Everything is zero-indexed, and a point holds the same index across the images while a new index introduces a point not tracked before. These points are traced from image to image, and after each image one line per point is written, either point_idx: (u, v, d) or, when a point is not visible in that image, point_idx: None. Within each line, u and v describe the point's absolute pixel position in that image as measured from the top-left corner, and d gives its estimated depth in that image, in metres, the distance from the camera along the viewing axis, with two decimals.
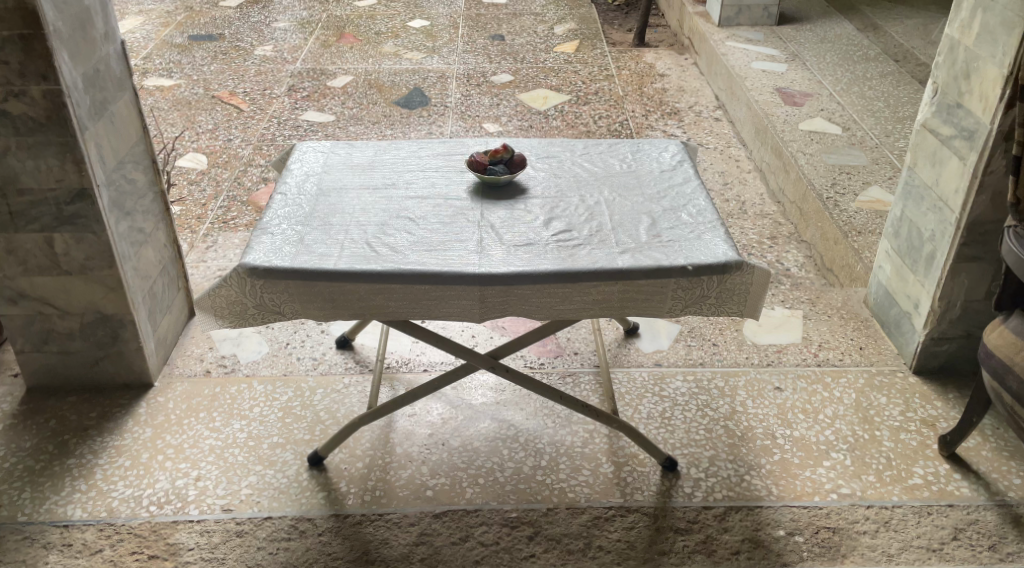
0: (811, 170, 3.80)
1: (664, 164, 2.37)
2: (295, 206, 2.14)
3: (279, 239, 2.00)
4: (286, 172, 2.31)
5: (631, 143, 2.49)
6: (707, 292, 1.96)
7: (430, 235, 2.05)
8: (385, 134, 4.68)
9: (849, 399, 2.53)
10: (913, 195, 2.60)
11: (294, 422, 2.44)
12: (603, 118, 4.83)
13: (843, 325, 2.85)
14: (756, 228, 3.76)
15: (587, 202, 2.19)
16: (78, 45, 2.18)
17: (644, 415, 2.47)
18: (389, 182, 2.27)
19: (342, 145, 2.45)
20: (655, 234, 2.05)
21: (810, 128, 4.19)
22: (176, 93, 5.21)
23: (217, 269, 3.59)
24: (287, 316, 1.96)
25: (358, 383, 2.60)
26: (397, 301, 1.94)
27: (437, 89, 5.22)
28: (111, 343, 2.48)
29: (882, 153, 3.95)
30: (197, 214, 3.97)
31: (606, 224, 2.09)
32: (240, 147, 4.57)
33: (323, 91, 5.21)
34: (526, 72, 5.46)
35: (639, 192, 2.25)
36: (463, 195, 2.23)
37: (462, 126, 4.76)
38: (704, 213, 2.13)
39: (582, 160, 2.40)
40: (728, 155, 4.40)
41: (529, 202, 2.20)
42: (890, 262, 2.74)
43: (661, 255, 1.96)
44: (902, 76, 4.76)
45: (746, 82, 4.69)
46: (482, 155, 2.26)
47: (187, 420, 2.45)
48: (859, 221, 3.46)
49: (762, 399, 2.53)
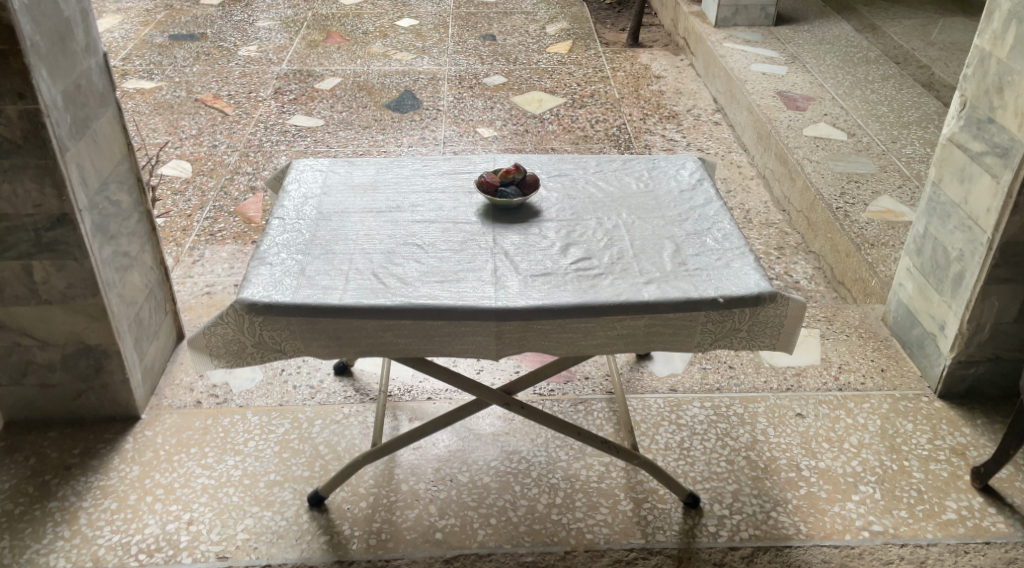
0: (818, 178, 3.69)
1: (683, 183, 2.24)
2: (294, 232, 2.01)
3: (278, 271, 1.86)
4: (283, 194, 2.17)
5: (646, 159, 2.36)
6: (739, 325, 1.84)
7: (439, 263, 1.92)
8: (376, 140, 4.52)
9: (874, 427, 2.42)
10: (938, 212, 2.50)
11: (292, 458, 2.30)
12: (600, 122, 4.70)
13: (862, 345, 2.74)
14: (762, 239, 3.65)
15: (605, 226, 2.06)
16: (58, 60, 2.03)
17: (662, 446, 2.36)
18: (394, 204, 2.14)
19: (342, 164, 2.31)
20: (680, 261, 1.93)
21: (815, 133, 4.07)
22: (157, 96, 5.03)
23: (204, 285, 3.43)
24: (288, 354, 1.82)
25: (358, 413, 2.46)
26: (406, 337, 1.80)
27: (429, 91, 5.07)
28: (95, 375, 2.33)
29: (890, 160, 3.83)
30: (182, 225, 3.81)
31: (628, 251, 1.97)
32: (226, 153, 4.41)
33: (311, 94, 5.05)
34: (520, 74, 5.31)
35: (660, 214, 2.11)
36: (473, 219, 2.09)
37: (456, 131, 4.61)
38: (731, 238, 2.00)
39: (596, 179, 2.27)
40: (729, 160, 4.28)
41: (543, 225, 2.07)
42: (912, 281, 2.63)
43: (689, 285, 1.84)
44: (904, 79, 4.66)
45: (746, 85, 4.57)
46: (492, 175, 2.12)
47: (177, 456, 2.30)
48: (871, 232, 3.33)
49: (784, 428, 2.42)
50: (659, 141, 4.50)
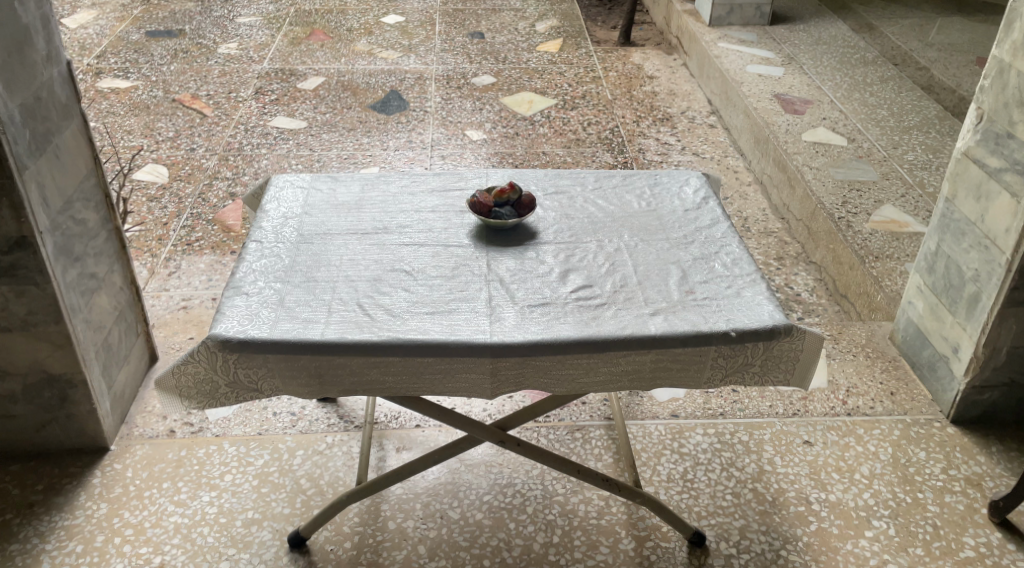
0: (819, 186, 3.57)
1: (688, 201, 2.11)
2: (273, 257, 1.87)
3: (255, 302, 1.72)
4: (261, 214, 2.04)
5: (647, 175, 2.23)
6: (751, 359, 1.71)
7: (429, 292, 1.78)
8: (361, 143, 4.37)
9: (885, 455, 2.31)
10: (951, 229, 2.39)
11: (271, 493, 2.17)
12: (592, 125, 4.57)
13: (870, 366, 2.62)
14: (761, 248, 3.53)
15: (606, 249, 1.93)
16: (15, 72, 1.88)
17: (664, 478, 2.24)
18: (380, 226, 2.00)
19: (325, 180, 2.18)
20: (687, 289, 1.80)
21: (814, 138, 3.95)
22: (133, 96, 4.86)
23: (180, 299, 3.28)
24: (265, 393, 1.67)
25: (343, 443, 2.33)
26: (394, 376, 1.67)
27: (416, 91, 4.92)
28: (60, 406, 2.18)
29: (891, 167, 3.72)
30: (157, 234, 3.66)
31: (631, 277, 1.84)
32: (205, 157, 4.25)
33: (293, 94, 4.89)
34: (509, 74, 5.16)
35: (664, 235, 1.99)
36: (464, 241, 1.96)
37: (444, 133, 4.47)
38: (741, 263, 1.88)
39: (595, 197, 2.14)
40: (725, 167, 4.17)
41: (540, 248, 1.94)
42: (922, 299, 2.52)
43: (699, 317, 1.71)
44: (903, 82, 4.54)
45: (742, 88, 4.44)
46: (485, 195, 1.99)
47: (149, 492, 2.16)
48: (875, 244, 3.21)
49: (792, 457, 2.30)
50: (653, 145, 4.37)
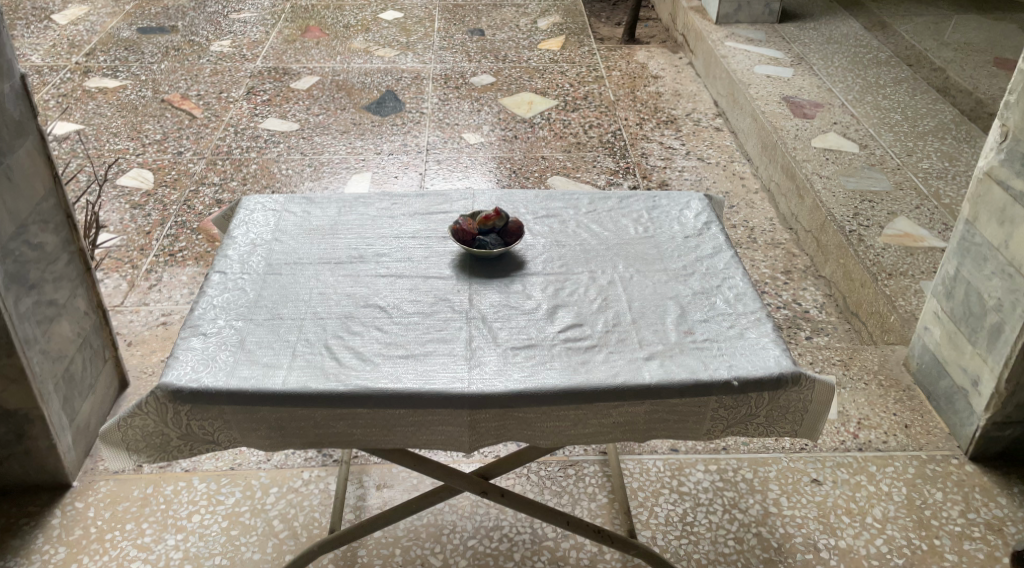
0: (829, 196, 3.40)
1: (688, 227, 1.96)
2: (237, 291, 1.73)
3: (212, 343, 1.58)
4: (228, 240, 1.89)
5: (646, 197, 2.08)
6: (755, 410, 1.56)
7: (404, 332, 1.64)
8: (354, 146, 4.21)
9: (900, 496, 2.16)
10: (972, 253, 2.23)
11: (240, 537, 2.05)
12: (593, 127, 4.40)
13: (883, 395, 2.47)
14: (768, 261, 3.38)
15: (599, 281, 1.78)
16: None
17: (662, 521, 2.09)
18: (356, 254, 1.86)
19: (299, 202, 2.03)
20: (686, 329, 1.65)
21: (824, 144, 3.78)
22: (121, 97, 4.71)
23: (160, 314, 3.14)
24: (222, 445, 1.54)
25: (320, 480, 2.20)
26: (363, 427, 1.52)
27: (412, 91, 4.76)
28: (16, 441, 2.06)
29: (905, 175, 3.55)
30: (140, 244, 3.52)
31: (625, 315, 1.69)
32: (192, 161, 4.10)
33: (286, 94, 4.74)
34: (508, 73, 5.00)
35: (662, 265, 1.83)
36: (445, 272, 1.81)
37: (440, 136, 4.31)
38: (745, 299, 1.72)
39: (589, 221, 1.99)
40: (731, 173, 4.00)
41: (528, 280, 1.79)
42: (940, 326, 2.37)
43: (698, 362, 1.56)
44: (918, 83, 4.37)
45: (750, 90, 4.27)
46: (468, 222, 1.84)
47: (111, 535, 2.05)
48: (888, 259, 3.05)
49: (799, 497, 2.15)
50: (656, 149, 4.20)
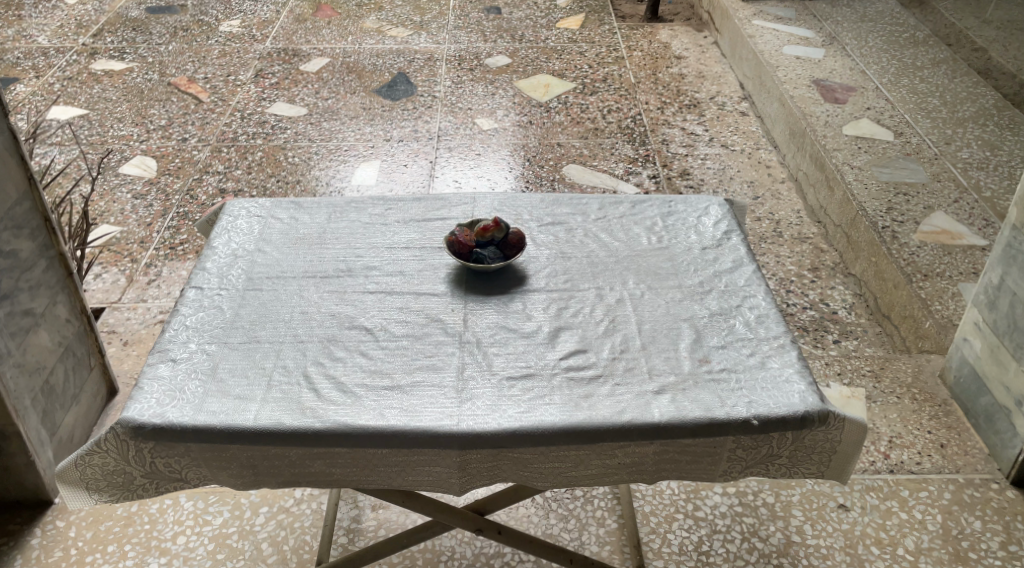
0: (861, 189, 3.21)
1: (706, 238, 1.80)
2: (214, 310, 1.60)
3: (181, 371, 1.45)
4: (209, 250, 1.76)
5: (660, 202, 1.92)
6: (777, 451, 1.40)
7: (391, 358, 1.50)
8: (363, 133, 4.06)
9: (934, 525, 2.00)
10: (1019, 262, 2.06)
11: (226, 562, 1.94)
12: (612, 112, 4.21)
13: (917, 410, 2.30)
14: (794, 257, 3.20)
15: (606, 300, 1.63)
16: None
17: (676, 550, 1.95)
18: (344, 267, 1.72)
19: (287, 206, 1.89)
20: (701, 357, 1.49)
21: (856, 132, 3.58)
22: (127, 80, 4.58)
23: (158, 311, 3.02)
24: (191, 483, 1.41)
25: (314, 499, 2.08)
26: (343, 467, 1.39)
27: (425, 74, 4.59)
28: None
29: (943, 166, 3.33)
30: (140, 236, 3.41)
31: (634, 339, 1.54)
32: (196, 148, 3.97)
33: (295, 77, 4.58)
34: (525, 54, 4.81)
35: (676, 281, 1.68)
36: (439, 287, 1.67)
37: (452, 122, 4.14)
38: (767, 322, 1.56)
39: (598, 230, 1.84)
40: (756, 162, 3.81)
41: (528, 298, 1.64)
42: (980, 339, 2.19)
43: (713, 397, 1.41)
44: (957, 65, 4.13)
45: (778, 72, 4.06)
46: (465, 232, 1.70)
47: (91, 557, 1.95)
48: (924, 259, 2.86)
49: (825, 525, 2.00)
50: (677, 135, 4.01)
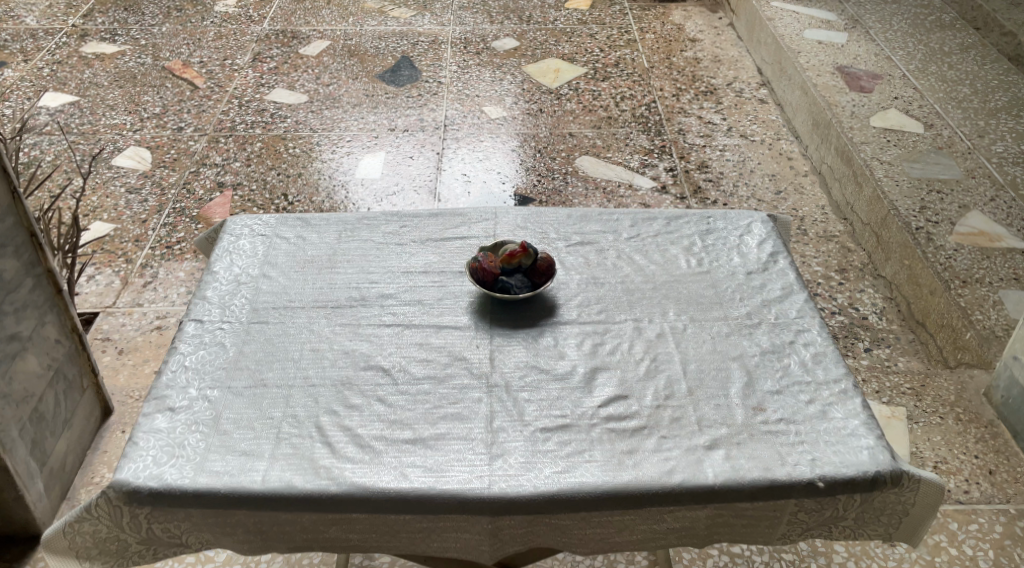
0: (891, 186, 3.06)
1: (751, 260, 1.66)
2: (214, 348, 1.45)
3: (180, 423, 1.31)
4: (208, 275, 1.61)
5: (698, 218, 1.77)
6: (843, 513, 1.26)
7: (412, 405, 1.36)
8: (366, 122, 3.89)
9: (986, 562, 1.89)
10: None
11: None
12: (625, 99, 4.03)
13: (961, 433, 2.19)
14: (820, 257, 3.05)
15: (645, 334, 1.49)
16: None
17: None
18: (358, 295, 1.56)
19: (293, 224, 1.74)
20: (755, 405, 1.35)
21: (884, 124, 3.41)
22: (119, 64, 4.38)
23: (155, 317, 2.86)
24: (192, 548, 1.28)
25: None
26: (361, 533, 1.26)
27: (429, 58, 4.40)
28: None
29: (977, 161, 3.18)
30: (135, 234, 3.24)
31: (679, 382, 1.39)
32: (192, 138, 3.79)
33: (294, 61, 4.39)
34: (533, 36, 4.61)
35: (721, 312, 1.53)
36: (462, 319, 1.52)
37: (459, 110, 3.96)
38: (825, 362, 1.42)
39: (632, 250, 1.68)
40: (778, 153, 3.64)
41: (560, 332, 1.49)
42: None
43: (772, 453, 1.27)
44: (987, 50, 3.95)
45: (799, 58, 3.89)
46: (489, 257, 1.53)
47: None
48: (961, 264, 2.72)
49: (870, 563, 1.87)
50: (694, 124, 3.84)
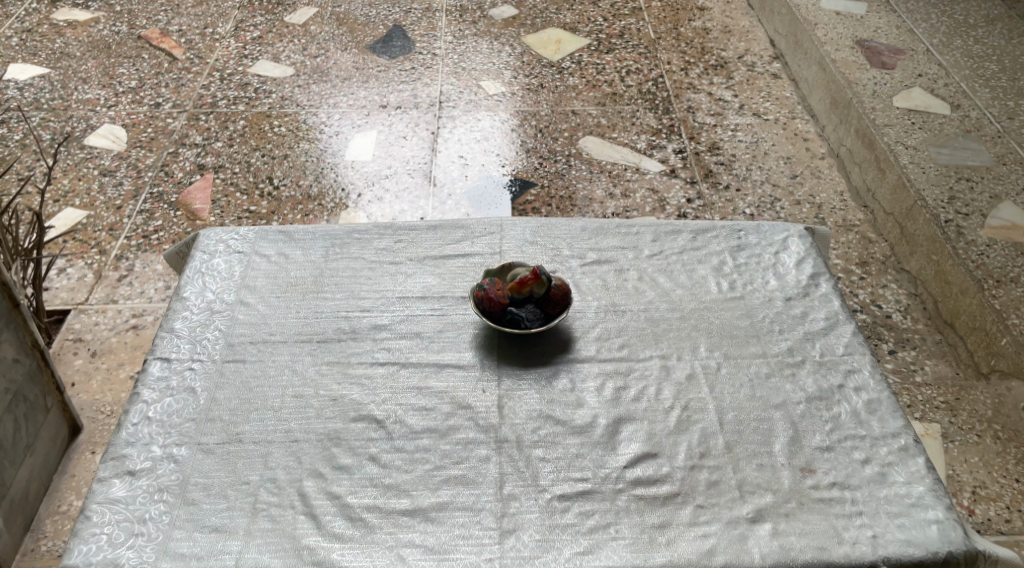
0: (918, 173, 2.86)
1: (790, 284, 1.47)
2: (183, 394, 1.26)
3: (141, 492, 1.14)
4: (176, 303, 1.42)
5: (728, 231, 1.59)
6: None
7: (410, 466, 1.18)
8: (356, 98, 3.65)
9: None
10: None
11: None
12: (631, 73, 3.80)
13: (1001, 454, 2.13)
14: (840, 248, 2.86)
15: (674, 375, 1.31)
16: None
17: None
18: (347, 327, 1.38)
19: (274, 238, 1.55)
20: (803, 466, 1.18)
21: (908, 104, 3.21)
22: (92, 32, 4.12)
23: (130, 314, 2.67)
24: None
25: None
26: None
27: (423, 27, 4.15)
28: None
29: (1008, 145, 2.99)
30: (109, 221, 3.02)
31: (715, 435, 1.22)
32: (170, 115, 3.56)
33: (280, 30, 4.14)
34: (533, 3, 4.35)
35: (759, 347, 1.35)
36: (466, 357, 1.33)
37: (455, 85, 3.73)
38: (880, 412, 1.25)
39: (656, 270, 1.50)
40: (793, 133, 3.43)
41: (577, 373, 1.31)
42: None
43: (825, 528, 1.11)
44: (1015, 23, 3.73)
45: (817, 30, 3.66)
46: (497, 285, 1.34)
47: None
48: (994, 261, 2.55)
49: None
50: (704, 102, 3.61)
